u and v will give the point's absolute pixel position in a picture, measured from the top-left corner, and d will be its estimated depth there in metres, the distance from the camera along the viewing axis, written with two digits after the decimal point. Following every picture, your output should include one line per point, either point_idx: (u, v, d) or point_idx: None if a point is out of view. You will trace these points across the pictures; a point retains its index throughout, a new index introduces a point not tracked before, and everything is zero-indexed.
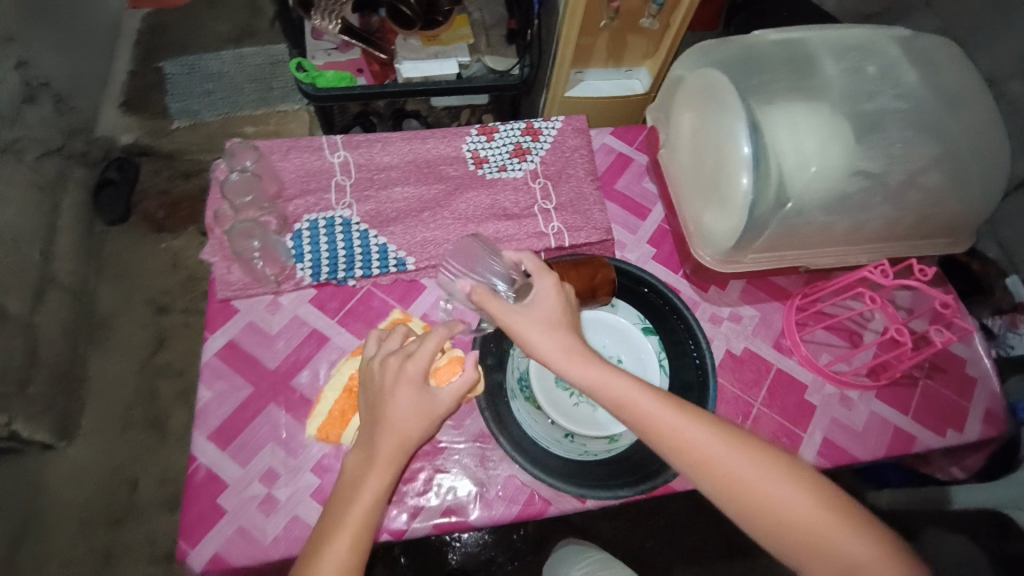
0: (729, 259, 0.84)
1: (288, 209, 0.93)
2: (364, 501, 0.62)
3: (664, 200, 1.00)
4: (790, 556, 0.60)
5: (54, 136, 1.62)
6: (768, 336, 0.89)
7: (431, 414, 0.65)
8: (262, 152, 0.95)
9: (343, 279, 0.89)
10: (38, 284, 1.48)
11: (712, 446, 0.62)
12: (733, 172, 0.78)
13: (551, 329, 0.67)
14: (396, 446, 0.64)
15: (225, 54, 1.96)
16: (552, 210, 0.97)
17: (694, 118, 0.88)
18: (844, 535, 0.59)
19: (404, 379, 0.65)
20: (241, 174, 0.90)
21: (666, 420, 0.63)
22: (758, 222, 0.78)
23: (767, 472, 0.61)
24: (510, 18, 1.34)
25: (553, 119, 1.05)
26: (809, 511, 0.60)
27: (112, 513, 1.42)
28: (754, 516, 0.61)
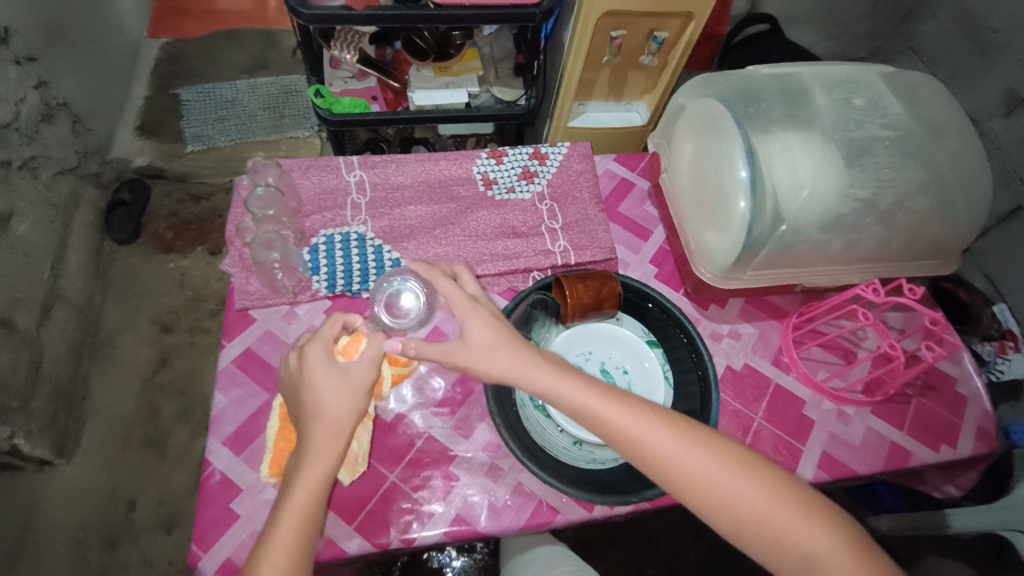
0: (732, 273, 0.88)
1: (305, 224, 0.97)
2: (302, 488, 0.64)
3: (666, 221, 1.04)
4: (748, 544, 0.66)
5: (70, 155, 1.67)
6: (768, 353, 0.92)
7: (354, 386, 0.69)
8: (283, 169, 0.99)
9: (357, 292, 0.92)
10: (46, 299, 1.49)
11: (670, 447, 0.67)
12: (731, 193, 0.83)
13: (495, 349, 0.71)
14: (321, 426, 0.67)
15: (240, 83, 2.03)
16: (558, 230, 1.01)
17: (695, 145, 0.93)
18: (796, 522, 0.64)
19: (317, 364, 0.70)
20: (266, 189, 0.92)
21: (628, 424, 0.68)
22: (757, 241, 0.82)
23: (722, 468, 0.66)
24: (517, 52, 1.43)
25: (559, 145, 1.12)
26: (762, 503, 0.65)
27: (106, 534, 1.39)
28: (715, 511, 0.66)
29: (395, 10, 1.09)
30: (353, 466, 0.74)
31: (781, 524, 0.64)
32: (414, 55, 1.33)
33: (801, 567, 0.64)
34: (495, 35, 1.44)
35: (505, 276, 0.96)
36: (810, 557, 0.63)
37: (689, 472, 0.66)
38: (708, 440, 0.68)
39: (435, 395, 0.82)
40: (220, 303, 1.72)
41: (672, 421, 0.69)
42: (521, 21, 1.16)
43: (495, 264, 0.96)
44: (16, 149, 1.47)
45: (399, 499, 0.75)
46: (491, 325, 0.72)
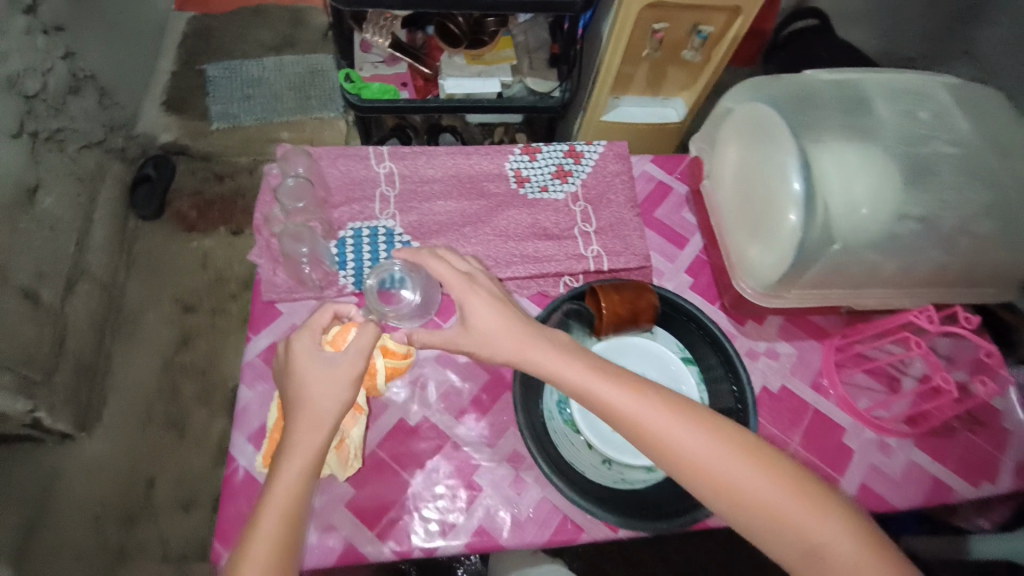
0: (777, 292, 0.85)
1: (333, 216, 0.95)
2: (289, 479, 0.63)
3: (705, 231, 1.01)
4: (752, 532, 0.64)
5: (96, 129, 1.65)
6: (807, 377, 0.90)
7: (340, 379, 0.67)
8: (313, 158, 0.97)
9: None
10: (71, 273, 1.49)
11: (672, 429, 0.65)
12: (781, 206, 0.80)
13: (506, 324, 0.71)
14: (304, 420, 0.65)
15: (266, 62, 2.01)
16: (592, 234, 0.98)
17: (743, 153, 0.89)
18: (800, 512, 0.63)
19: (305, 354, 0.69)
20: (296, 180, 0.91)
21: (631, 406, 0.66)
22: (806, 256, 0.78)
23: (726, 453, 0.65)
24: (553, 42, 1.37)
25: (595, 143, 1.08)
26: (767, 489, 0.63)
27: (125, 510, 1.42)
28: (717, 494, 0.64)
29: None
30: (347, 461, 0.73)
31: (784, 509, 0.63)
32: (447, 43, 1.30)
33: (805, 555, 0.62)
34: (530, 23, 1.39)
35: (534, 279, 0.93)
36: (814, 546, 0.61)
37: (692, 454, 0.65)
38: (714, 425, 0.67)
39: (461, 401, 0.81)
40: (242, 285, 1.73)
41: (674, 404, 0.68)
42: (560, 11, 1.11)
43: (525, 266, 0.93)
44: (43, 121, 1.46)
45: (420, 506, 0.74)
46: (496, 305, 0.72)
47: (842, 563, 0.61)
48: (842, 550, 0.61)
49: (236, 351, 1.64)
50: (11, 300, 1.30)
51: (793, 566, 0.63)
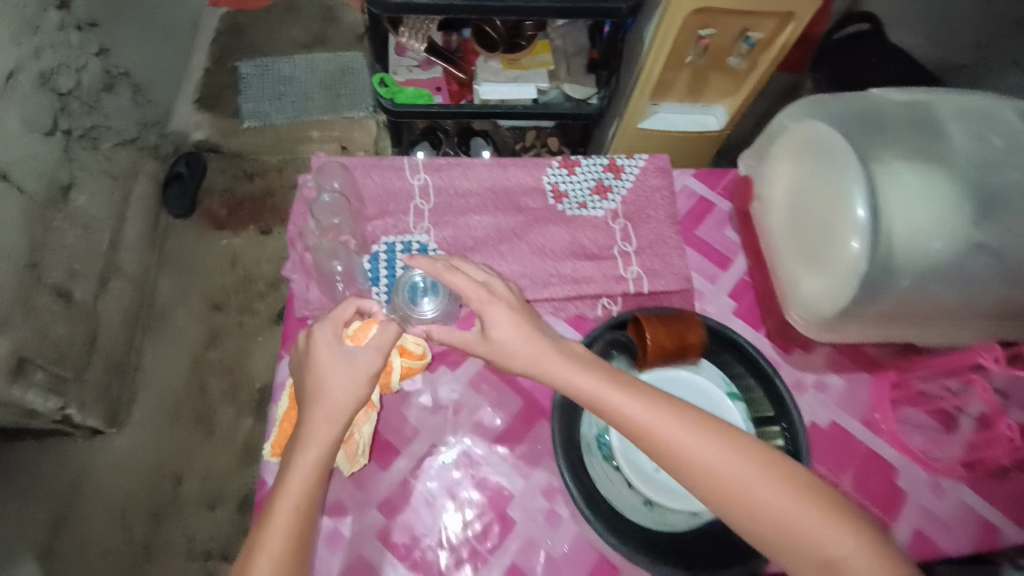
0: (836, 327, 0.80)
1: (367, 230, 0.93)
2: (303, 468, 0.66)
3: (750, 250, 0.97)
4: (769, 549, 0.60)
5: (130, 127, 1.66)
6: (858, 413, 0.86)
7: (355, 374, 0.71)
8: (349, 169, 0.96)
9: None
10: (104, 271, 1.51)
11: (683, 436, 0.63)
12: (840, 233, 0.75)
13: (525, 330, 0.71)
14: (320, 411, 0.69)
15: (298, 59, 2.00)
16: (632, 254, 0.95)
17: (799, 173, 0.85)
18: (822, 529, 0.58)
19: (324, 347, 0.72)
20: (333, 197, 0.90)
21: (638, 412, 0.64)
22: (871, 290, 0.73)
23: (740, 464, 0.61)
24: (592, 47, 1.33)
25: (636, 156, 1.03)
26: (784, 503, 0.60)
27: (152, 506, 1.45)
28: (730, 506, 0.61)
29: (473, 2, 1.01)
30: (353, 458, 0.74)
31: (804, 525, 0.58)
32: (484, 48, 1.28)
33: None
34: (569, 26, 1.34)
35: (570, 301, 0.91)
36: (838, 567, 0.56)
37: (703, 462, 0.61)
38: (729, 434, 0.64)
39: (496, 429, 0.80)
40: (269, 284, 1.73)
41: (687, 412, 0.65)
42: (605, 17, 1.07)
43: (562, 286, 0.91)
44: (78, 119, 1.45)
45: (453, 539, 0.73)
46: (516, 317, 0.72)
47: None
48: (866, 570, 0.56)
49: (263, 351, 1.65)
50: (46, 299, 1.31)
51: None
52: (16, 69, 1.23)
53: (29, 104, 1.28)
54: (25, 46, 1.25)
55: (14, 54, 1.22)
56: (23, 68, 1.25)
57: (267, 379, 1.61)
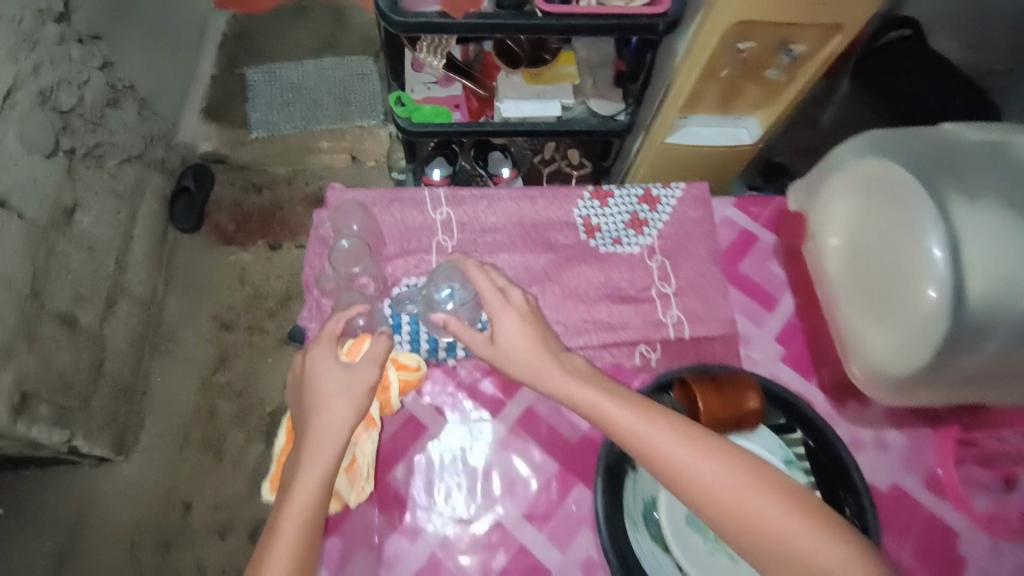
0: (910, 393, 0.73)
1: (386, 270, 0.89)
2: (307, 487, 0.66)
3: (798, 290, 0.90)
4: (760, 562, 0.60)
5: (136, 142, 1.59)
6: (922, 474, 0.80)
7: (352, 384, 0.72)
8: (366, 208, 0.90)
9: (443, 359, 0.85)
10: (110, 293, 1.46)
11: (678, 450, 0.63)
12: (917, 279, 0.70)
13: (532, 331, 0.73)
14: (322, 422, 0.69)
15: (307, 65, 1.92)
16: (671, 296, 0.88)
17: (864, 216, 0.79)
18: (810, 540, 0.59)
19: (319, 360, 0.74)
20: (351, 244, 0.87)
21: (636, 425, 0.65)
22: (953, 354, 0.67)
23: (733, 477, 0.62)
24: (617, 57, 1.23)
25: (673, 185, 0.96)
26: (775, 515, 0.60)
27: (162, 535, 1.40)
28: (721, 521, 0.61)
29: (497, 20, 0.94)
30: (358, 482, 0.74)
31: (793, 538, 0.59)
32: (505, 62, 1.19)
33: None
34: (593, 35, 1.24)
35: (603, 350, 0.85)
36: None
37: (694, 479, 0.62)
38: (722, 447, 0.64)
39: (532, 498, 0.77)
40: (279, 302, 1.68)
41: (682, 426, 0.65)
42: (640, 32, 0.99)
43: (595, 332, 0.85)
44: (81, 137, 1.38)
45: None
46: (522, 326, 0.73)
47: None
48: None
49: (273, 372, 1.59)
50: (50, 327, 1.25)
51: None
52: (14, 87, 1.16)
53: (30, 124, 1.21)
54: (24, 62, 1.19)
55: (13, 72, 1.16)
56: (21, 86, 1.18)
57: (278, 401, 1.55)
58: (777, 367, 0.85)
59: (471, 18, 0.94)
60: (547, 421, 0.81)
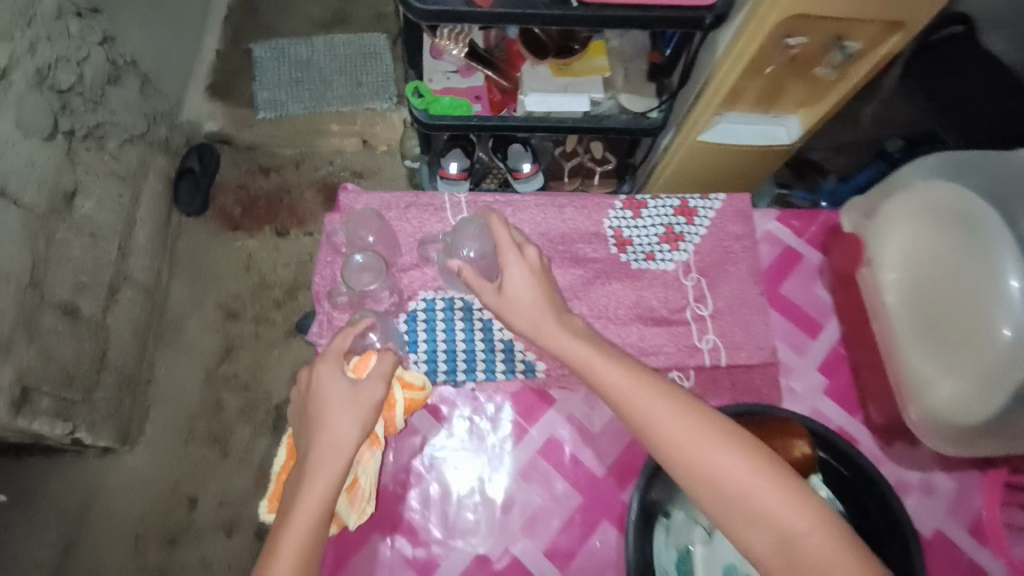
0: (967, 444, 0.76)
1: (402, 281, 0.87)
2: (309, 503, 0.64)
3: (845, 318, 0.88)
4: (727, 522, 0.62)
5: (138, 120, 1.50)
6: (963, 518, 0.79)
7: (359, 402, 0.69)
8: (380, 214, 0.88)
9: (462, 382, 0.83)
10: (113, 280, 1.38)
11: (660, 407, 0.65)
12: (1008, 327, 0.72)
13: (536, 289, 0.75)
14: (325, 438, 0.67)
15: (316, 41, 1.82)
16: (707, 318, 0.82)
17: (936, 256, 0.81)
18: (779, 505, 0.60)
19: (324, 374, 0.71)
20: (366, 258, 0.85)
21: (624, 382, 0.67)
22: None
23: (711, 440, 0.63)
24: (653, 50, 1.16)
25: (711, 196, 0.90)
26: (747, 478, 0.61)
27: (167, 531, 1.39)
28: (695, 480, 0.63)
29: (528, 9, 0.86)
30: (359, 506, 0.72)
31: (764, 502, 0.60)
32: (531, 52, 1.11)
33: (783, 554, 0.59)
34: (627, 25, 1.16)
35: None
36: (788, 540, 0.59)
37: (673, 439, 0.64)
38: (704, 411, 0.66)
39: (549, 537, 0.76)
40: (286, 292, 1.62)
41: (668, 388, 0.68)
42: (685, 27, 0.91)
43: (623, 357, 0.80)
44: (81, 118, 1.30)
45: None
46: (530, 274, 0.75)
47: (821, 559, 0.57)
48: (820, 548, 0.58)
49: (280, 365, 1.55)
50: (51, 318, 1.19)
51: (770, 563, 0.59)
52: (8, 67, 1.09)
53: (25, 106, 1.14)
54: (19, 40, 1.11)
55: (7, 52, 1.08)
56: (16, 67, 1.11)
57: (285, 395, 1.52)
58: (820, 399, 0.83)
59: (500, 5, 0.86)
60: (570, 452, 0.80)
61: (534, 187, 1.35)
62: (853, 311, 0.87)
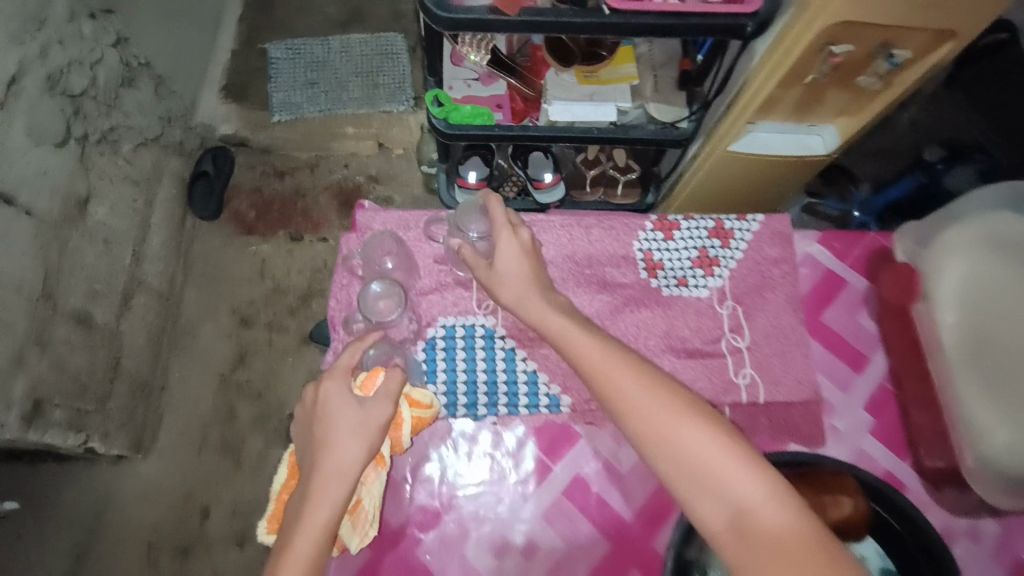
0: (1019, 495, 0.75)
1: (422, 305, 0.85)
2: (314, 531, 0.63)
3: (894, 351, 0.83)
4: (681, 489, 0.60)
5: (152, 122, 1.47)
6: (1011, 566, 0.74)
7: (366, 423, 0.69)
8: (399, 238, 0.89)
9: (482, 416, 0.80)
10: (127, 287, 1.36)
11: (624, 371, 0.66)
12: None
13: (523, 267, 0.77)
14: (331, 461, 0.67)
15: (332, 41, 1.78)
16: (744, 351, 0.78)
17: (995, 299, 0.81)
18: (733, 472, 0.58)
19: (332, 393, 0.70)
20: (384, 286, 0.83)
21: (593, 348, 0.69)
22: None
23: (670, 405, 0.63)
24: (684, 56, 1.10)
25: (748, 216, 0.85)
26: (702, 444, 0.60)
27: (180, 541, 1.37)
28: (654, 445, 0.61)
29: (559, 17, 0.81)
30: (360, 530, 0.70)
31: (719, 468, 0.59)
32: (555, 57, 1.05)
33: (734, 523, 0.57)
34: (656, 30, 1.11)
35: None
36: (740, 509, 0.57)
37: (635, 403, 0.64)
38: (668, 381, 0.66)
39: None
40: (300, 299, 1.59)
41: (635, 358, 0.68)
42: (724, 35, 0.85)
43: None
44: (94, 122, 1.27)
45: None
46: (519, 250, 0.77)
47: (772, 533, 0.55)
48: (772, 520, 0.56)
49: (294, 374, 1.52)
50: (64, 328, 1.17)
51: (720, 538, 0.57)
52: (20, 72, 1.06)
53: (37, 113, 1.10)
54: (30, 45, 1.08)
55: (18, 57, 1.05)
56: (28, 71, 1.08)
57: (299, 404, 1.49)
58: (865, 439, 0.79)
59: (530, 13, 0.81)
60: (597, 493, 0.77)
61: (556, 197, 1.27)
62: (908, 343, 0.82)
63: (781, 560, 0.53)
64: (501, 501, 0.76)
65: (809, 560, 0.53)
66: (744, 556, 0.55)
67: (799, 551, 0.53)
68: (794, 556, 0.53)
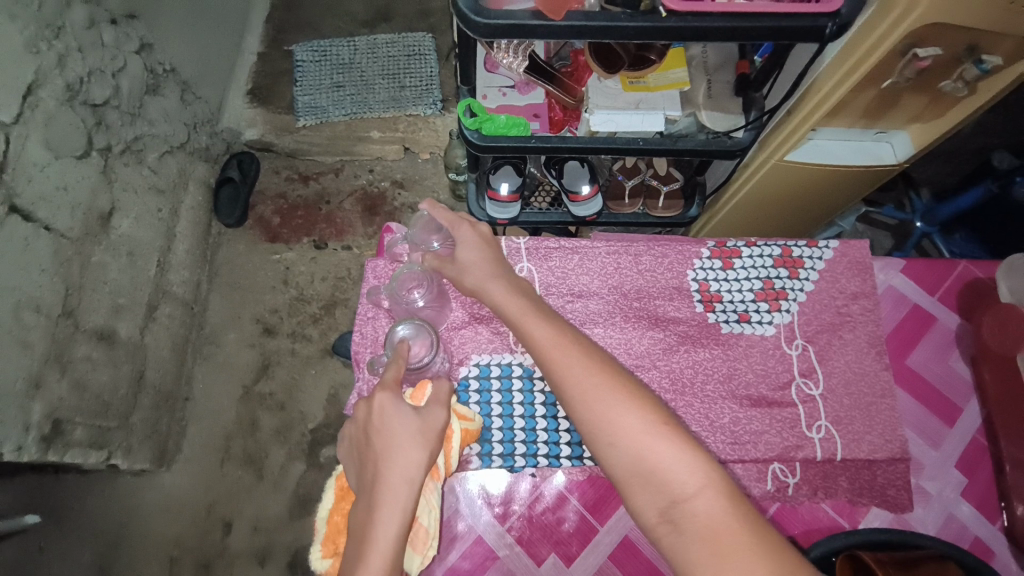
0: None
1: (454, 343, 0.85)
2: (383, 545, 0.59)
3: (989, 401, 0.80)
4: (618, 474, 0.59)
5: (178, 130, 1.43)
6: None
7: (425, 430, 0.66)
8: (434, 279, 0.86)
9: (520, 467, 0.80)
10: (152, 299, 1.33)
11: (572, 356, 0.66)
12: None
13: (485, 260, 0.79)
14: (395, 469, 0.63)
15: (358, 41, 1.72)
16: (818, 399, 0.81)
17: None
18: (668, 456, 0.58)
19: (387, 404, 0.66)
20: (412, 327, 0.80)
21: (544, 333, 0.69)
22: None
23: (611, 391, 0.63)
24: (741, 58, 1.00)
25: (820, 244, 0.89)
26: (638, 427, 0.60)
27: (202, 556, 1.33)
28: (596, 430, 0.61)
29: (609, 21, 0.73)
30: (423, 550, 0.70)
31: (655, 451, 0.58)
32: (601, 65, 0.95)
33: (666, 508, 0.56)
34: None
35: (732, 464, 0.79)
36: (671, 492, 0.57)
37: (581, 387, 0.63)
38: (612, 367, 0.65)
39: None
40: (324, 308, 1.54)
41: (585, 344, 0.68)
42: (800, 37, 0.75)
43: (717, 440, 0.79)
44: (117, 132, 1.23)
45: None
46: (479, 240, 0.81)
47: (705, 522, 0.55)
48: (705, 507, 0.55)
49: (317, 387, 1.48)
50: (85, 346, 1.14)
51: (653, 525, 0.57)
52: (36, 82, 1.02)
53: (55, 125, 1.06)
54: (46, 53, 1.03)
55: (35, 67, 1.01)
56: (45, 81, 1.04)
57: (321, 419, 1.44)
58: (957, 503, 0.78)
59: (575, 18, 0.73)
60: (648, 557, 0.76)
61: (593, 211, 1.16)
62: (1003, 394, 0.79)
63: (711, 550, 0.53)
64: (542, 563, 0.76)
65: (739, 551, 0.53)
66: (676, 545, 0.55)
67: (730, 543, 0.53)
68: (726, 548, 0.53)
